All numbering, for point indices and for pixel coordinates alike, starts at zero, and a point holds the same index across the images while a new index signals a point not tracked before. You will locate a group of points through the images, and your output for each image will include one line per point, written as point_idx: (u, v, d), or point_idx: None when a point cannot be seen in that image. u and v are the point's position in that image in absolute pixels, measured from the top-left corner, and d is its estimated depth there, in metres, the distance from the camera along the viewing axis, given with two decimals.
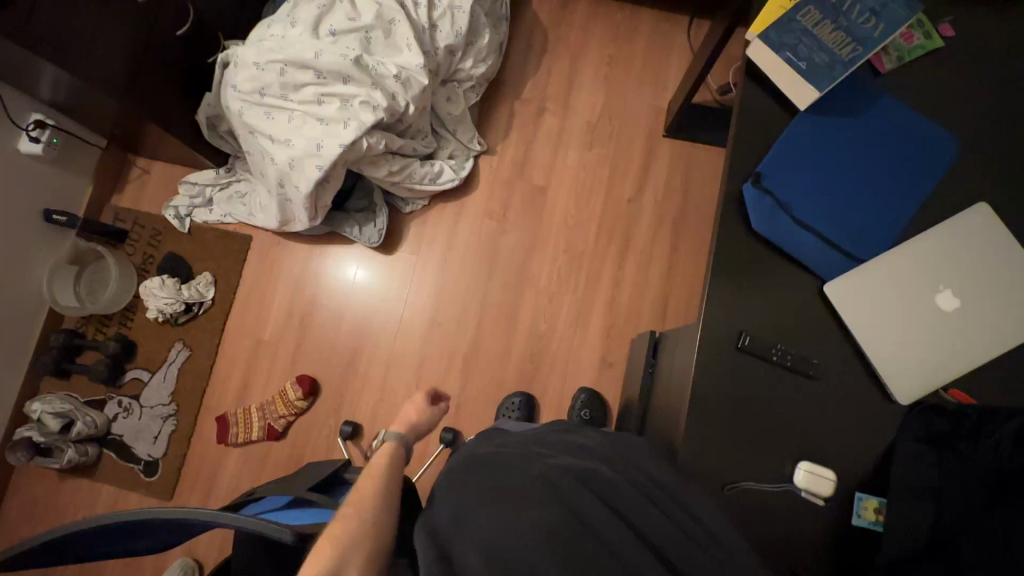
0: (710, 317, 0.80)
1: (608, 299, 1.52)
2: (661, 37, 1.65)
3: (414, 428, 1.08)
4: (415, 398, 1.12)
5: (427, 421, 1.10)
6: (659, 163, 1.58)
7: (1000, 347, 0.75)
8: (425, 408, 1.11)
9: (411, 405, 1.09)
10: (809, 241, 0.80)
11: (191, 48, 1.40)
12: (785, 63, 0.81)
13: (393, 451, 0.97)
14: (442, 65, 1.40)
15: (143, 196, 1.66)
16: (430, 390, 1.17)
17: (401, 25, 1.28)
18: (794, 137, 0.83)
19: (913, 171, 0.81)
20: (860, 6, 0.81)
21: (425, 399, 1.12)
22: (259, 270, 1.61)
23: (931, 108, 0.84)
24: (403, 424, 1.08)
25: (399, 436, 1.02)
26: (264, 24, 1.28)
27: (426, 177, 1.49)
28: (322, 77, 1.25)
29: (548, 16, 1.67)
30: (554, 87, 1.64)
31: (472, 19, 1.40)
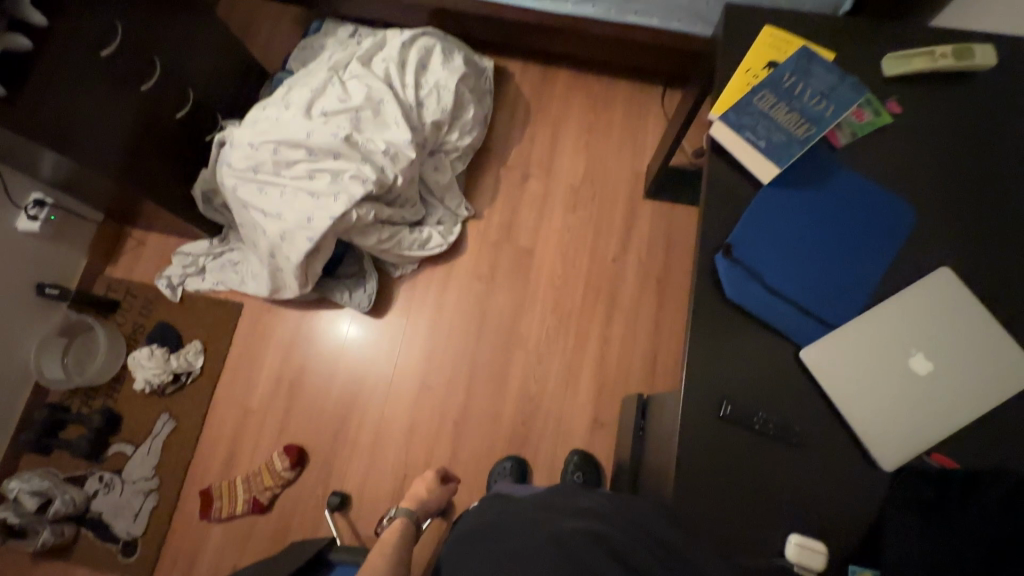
0: (691, 386, 0.81)
1: (597, 358, 1.53)
2: (637, 105, 1.75)
3: (422, 502, 1.27)
4: (428, 476, 1.34)
5: (434, 498, 1.29)
6: (641, 222, 1.64)
7: (975, 411, 0.76)
8: (434, 486, 1.32)
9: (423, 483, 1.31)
10: (780, 308, 0.83)
11: (189, 129, 1.48)
12: (745, 142, 0.86)
13: (401, 526, 1.14)
14: (429, 138, 1.47)
15: (137, 266, 1.69)
16: (440, 471, 1.39)
17: (389, 104, 1.36)
18: (760, 209, 0.87)
19: (875, 239, 0.85)
20: (811, 90, 0.87)
21: (435, 479, 1.34)
22: (250, 336, 1.61)
23: (888, 178, 0.88)
24: (413, 498, 1.28)
25: (408, 511, 1.20)
26: (259, 106, 1.34)
27: (415, 243, 1.53)
28: (313, 154, 1.31)
29: (530, 89, 1.78)
30: (538, 154, 1.72)
31: (457, 98, 1.49)
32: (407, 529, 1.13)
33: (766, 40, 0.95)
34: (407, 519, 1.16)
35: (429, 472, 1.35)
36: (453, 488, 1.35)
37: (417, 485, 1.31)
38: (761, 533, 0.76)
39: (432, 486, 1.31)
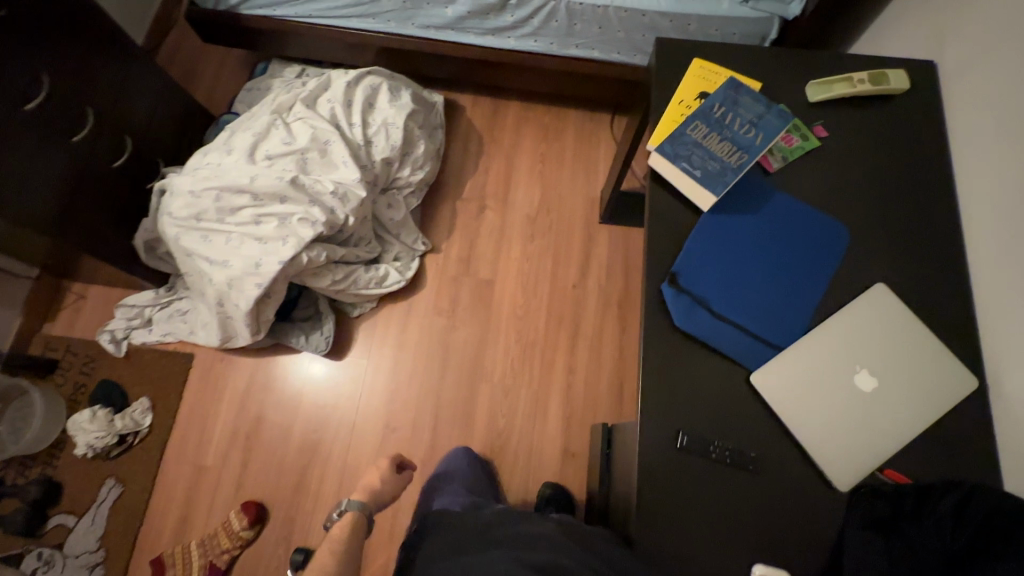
0: (647, 419, 0.80)
1: (563, 387, 1.52)
2: (587, 133, 1.79)
3: (377, 495, 1.19)
4: (382, 465, 1.24)
5: (390, 488, 1.21)
6: (598, 248, 1.66)
7: (920, 423, 0.78)
8: (390, 475, 1.22)
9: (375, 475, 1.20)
10: (728, 333, 0.83)
11: (129, 178, 1.43)
12: (683, 171, 0.88)
13: (353, 521, 1.10)
14: (380, 176, 1.46)
15: (77, 321, 1.60)
16: (396, 458, 1.27)
17: (336, 145, 1.34)
18: (701, 237, 0.88)
19: (813, 259, 0.88)
20: (740, 119, 0.90)
21: (390, 468, 1.24)
22: (202, 388, 1.54)
23: (820, 200, 0.91)
24: (366, 490, 1.18)
25: (361, 505, 1.15)
26: (199, 152, 1.29)
27: (371, 282, 1.50)
28: (258, 199, 1.26)
29: (482, 122, 1.80)
30: (493, 185, 1.73)
31: (407, 135, 1.49)
32: (359, 527, 1.10)
33: (696, 72, 0.98)
34: (359, 514, 1.12)
35: (384, 462, 1.25)
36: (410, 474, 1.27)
37: (370, 477, 1.21)
38: (725, 567, 0.74)
39: (386, 478, 1.21)
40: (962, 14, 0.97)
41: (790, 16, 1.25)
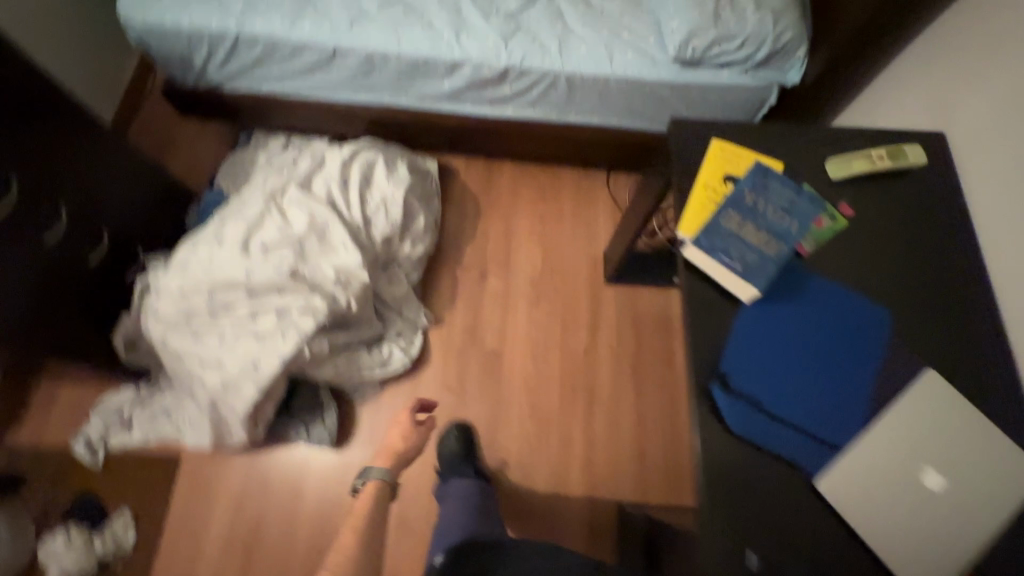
0: (713, 541, 0.74)
1: (584, 462, 1.46)
2: (584, 190, 1.76)
3: (400, 456, 1.20)
4: (402, 419, 1.24)
5: (412, 445, 1.22)
6: (606, 309, 1.62)
7: (998, 521, 0.74)
8: (412, 429, 1.23)
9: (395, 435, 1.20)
10: (787, 436, 0.79)
11: (106, 272, 1.31)
12: (722, 265, 0.84)
13: (377, 486, 1.12)
14: (380, 254, 1.39)
15: (45, 426, 1.44)
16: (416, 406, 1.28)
17: (335, 228, 1.27)
18: (745, 331, 0.85)
19: (859, 346, 0.85)
20: (773, 205, 0.88)
21: (409, 421, 1.24)
22: (192, 493, 1.40)
23: (857, 282, 0.89)
24: (388, 454, 1.19)
25: (384, 473, 1.15)
26: (187, 244, 1.19)
27: (375, 364, 1.42)
28: (254, 293, 1.18)
29: (477, 184, 1.76)
30: (493, 250, 1.68)
31: (406, 207, 1.44)
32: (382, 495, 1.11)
33: (718, 154, 0.96)
34: (381, 482, 1.13)
35: (403, 415, 1.25)
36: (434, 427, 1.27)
37: (392, 438, 1.21)
38: None
39: (407, 434, 1.22)
40: (965, 88, 0.98)
41: (787, 84, 1.27)
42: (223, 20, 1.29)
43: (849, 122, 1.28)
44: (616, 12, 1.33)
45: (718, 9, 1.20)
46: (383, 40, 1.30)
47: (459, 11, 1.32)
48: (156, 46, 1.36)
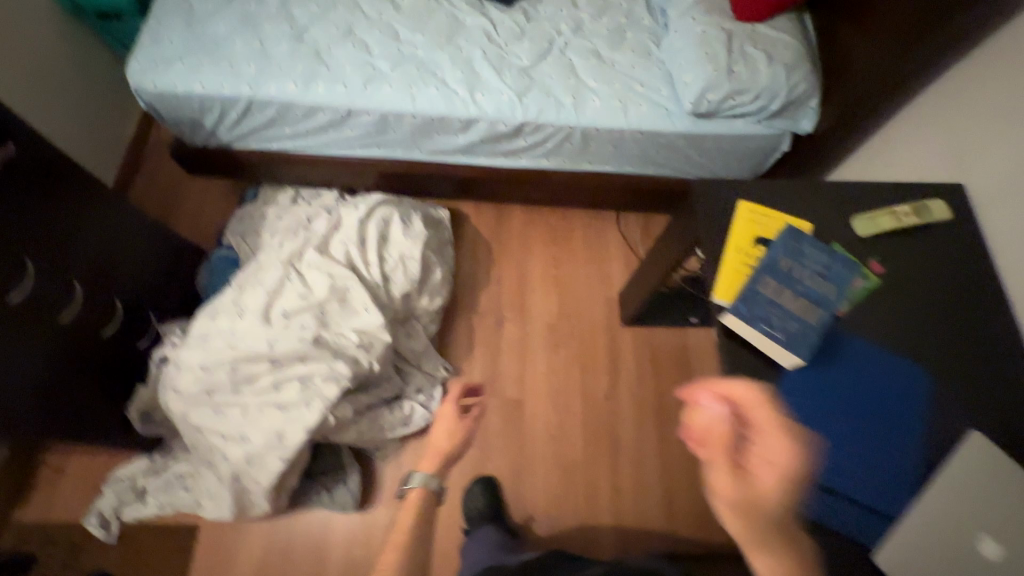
0: None
1: (612, 512, 1.43)
2: (595, 231, 1.77)
3: None
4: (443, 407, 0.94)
5: (458, 441, 0.93)
6: (625, 352, 1.62)
7: None
8: (456, 419, 0.93)
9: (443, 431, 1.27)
10: (839, 509, 0.79)
11: (120, 343, 1.28)
12: (763, 334, 0.84)
13: None
14: (399, 311, 1.37)
15: (55, 502, 1.39)
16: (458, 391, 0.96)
17: (355, 290, 1.25)
18: (789, 399, 0.85)
19: (903, 410, 0.84)
20: (808, 270, 0.88)
21: (452, 411, 0.94)
22: (210, 566, 1.35)
23: (893, 343, 0.90)
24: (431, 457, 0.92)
25: None
26: (207, 317, 1.17)
27: (397, 423, 1.38)
28: (278, 363, 1.16)
29: (488, 229, 1.75)
30: (508, 295, 1.67)
31: (424, 262, 1.42)
32: None
33: (748, 217, 0.97)
34: None
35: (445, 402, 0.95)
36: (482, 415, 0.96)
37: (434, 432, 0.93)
38: None
39: (451, 424, 0.93)
40: (975, 144, 1.00)
41: (801, 132, 1.28)
42: (235, 85, 1.29)
43: (862, 166, 1.29)
44: (626, 64, 1.35)
45: (730, 63, 1.21)
46: (396, 99, 1.30)
47: (471, 67, 1.33)
48: (166, 111, 1.35)
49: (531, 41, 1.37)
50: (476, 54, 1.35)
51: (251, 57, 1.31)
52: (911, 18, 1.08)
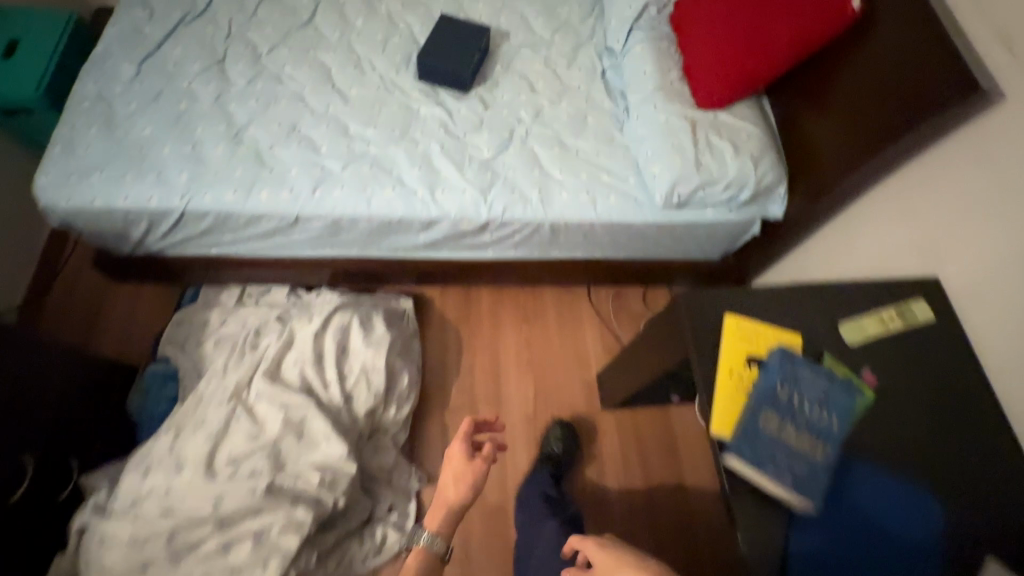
0: None
1: None
2: (568, 308, 1.69)
3: (451, 512, 0.99)
4: (459, 441, 1.03)
5: (470, 478, 1.00)
6: (608, 438, 1.53)
7: None
8: (467, 455, 1.01)
9: (450, 473, 1.00)
10: None
11: (34, 505, 1.09)
12: (772, 478, 0.78)
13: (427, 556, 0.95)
14: (365, 428, 1.24)
15: None
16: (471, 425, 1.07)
17: (314, 419, 1.12)
18: (803, 545, 0.78)
19: (923, 543, 0.79)
20: (808, 400, 0.83)
21: (465, 448, 1.02)
22: None
23: (898, 464, 0.84)
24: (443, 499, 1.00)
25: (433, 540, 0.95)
26: (139, 473, 1.02)
27: (368, 556, 1.23)
28: (226, 521, 1.00)
29: (456, 314, 1.65)
30: (482, 385, 1.57)
31: (389, 370, 1.31)
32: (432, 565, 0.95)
33: (736, 333, 0.92)
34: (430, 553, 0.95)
35: (459, 443, 1.02)
36: (495, 452, 1.03)
37: (448, 471, 1.01)
38: None
39: (462, 462, 1.01)
40: (908, 244, 1.04)
41: (771, 217, 1.26)
42: (165, 197, 1.15)
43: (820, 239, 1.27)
44: (592, 152, 1.31)
45: (698, 154, 1.18)
46: (350, 203, 1.19)
47: (430, 163, 1.25)
48: (86, 228, 1.20)
49: (491, 132, 1.31)
50: (434, 149, 1.27)
51: (183, 164, 1.18)
52: (863, 108, 1.06)
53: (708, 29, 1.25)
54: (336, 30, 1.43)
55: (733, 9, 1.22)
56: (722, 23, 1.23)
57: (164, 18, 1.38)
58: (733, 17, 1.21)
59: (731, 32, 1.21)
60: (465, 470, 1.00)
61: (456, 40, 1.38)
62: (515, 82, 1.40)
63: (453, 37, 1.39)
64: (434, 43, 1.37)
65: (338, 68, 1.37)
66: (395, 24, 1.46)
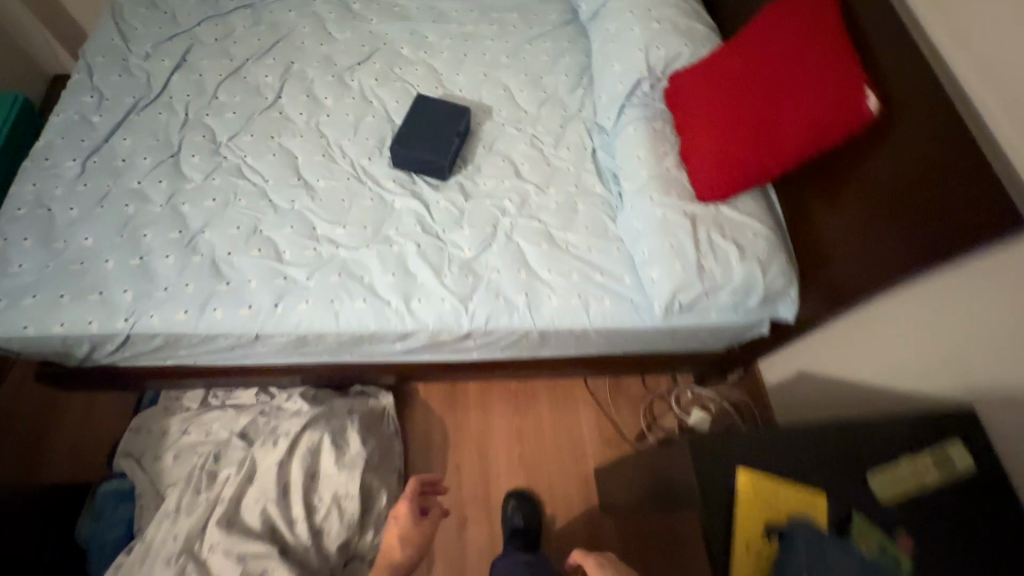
0: None
1: None
2: (562, 395, 1.57)
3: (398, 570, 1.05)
4: (406, 500, 1.13)
5: (419, 538, 1.10)
6: (608, 543, 1.41)
7: None
8: (416, 515, 1.11)
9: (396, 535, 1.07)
10: None
11: None
12: None
13: None
14: (338, 563, 1.12)
15: None
16: (419, 481, 1.20)
17: (278, 568, 1.00)
18: None
19: None
20: None
21: (414, 508, 1.12)
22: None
23: None
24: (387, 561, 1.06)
25: None
26: None
27: None
28: None
29: (441, 404, 1.54)
30: (470, 485, 1.45)
31: (365, 492, 1.19)
32: None
33: (750, 491, 0.80)
34: None
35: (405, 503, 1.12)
36: (441, 509, 1.17)
37: (390, 531, 1.09)
38: None
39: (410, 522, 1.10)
40: (937, 362, 0.96)
41: (783, 319, 1.14)
42: (107, 321, 1.03)
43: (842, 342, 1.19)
44: (583, 247, 1.20)
45: (700, 258, 1.07)
46: (316, 317, 1.07)
47: (405, 268, 1.14)
48: (23, 350, 1.07)
49: (472, 226, 1.20)
50: (410, 249, 1.16)
51: (128, 281, 1.06)
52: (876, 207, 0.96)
53: (713, 118, 1.15)
54: (304, 112, 1.32)
55: (739, 98, 1.12)
56: (728, 113, 1.13)
57: (114, 104, 1.26)
58: (739, 107, 1.11)
59: (737, 124, 1.11)
60: (408, 530, 1.09)
61: (432, 123, 1.27)
62: (498, 165, 1.30)
63: (429, 119, 1.27)
64: (409, 127, 1.26)
65: (306, 156, 1.26)
66: (369, 103, 1.36)
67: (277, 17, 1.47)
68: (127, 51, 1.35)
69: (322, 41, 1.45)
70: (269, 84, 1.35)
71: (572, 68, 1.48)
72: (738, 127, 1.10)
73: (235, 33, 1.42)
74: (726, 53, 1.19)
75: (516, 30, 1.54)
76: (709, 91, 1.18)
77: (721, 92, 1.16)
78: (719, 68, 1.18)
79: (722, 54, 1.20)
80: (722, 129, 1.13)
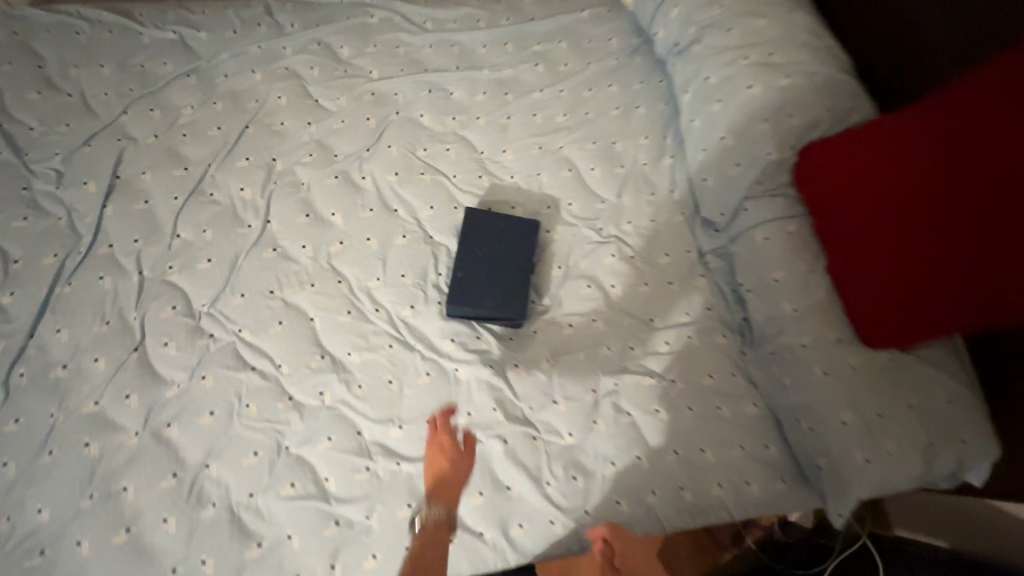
0: None
1: None
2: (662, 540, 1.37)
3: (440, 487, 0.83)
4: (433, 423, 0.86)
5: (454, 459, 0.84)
6: None
7: None
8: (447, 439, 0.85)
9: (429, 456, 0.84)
10: None
11: None
12: None
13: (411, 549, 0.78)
14: None
15: None
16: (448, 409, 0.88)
17: None
18: None
19: None
20: None
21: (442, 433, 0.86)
22: None
23: None
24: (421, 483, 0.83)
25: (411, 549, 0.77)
26: None
27: None
28: None
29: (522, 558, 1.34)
30: None
31: None
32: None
33: None
34: None
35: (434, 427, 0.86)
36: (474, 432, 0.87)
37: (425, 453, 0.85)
38: None
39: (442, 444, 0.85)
40: None
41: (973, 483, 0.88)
42: None
43: None
44: (713, 406, 0.94)
45: (871, 452, 0.83)
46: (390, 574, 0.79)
47: (496, 478, 0.86)
48: None
49: (568, 398, 0.92)
50: (496, 448, 0.87)
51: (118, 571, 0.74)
52: None
53: (878, 234, 0.87)
54: (308, 242, 0.95)
55: (892, 221, 0.85)
56: (886, 236, 0.86)
57: (30, 272, 0.86)
58: (890, 233, 0.85)
59: (891, 258, 0.85)
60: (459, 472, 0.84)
61: (503, 254, 0.93)
62: (583, 293, 0.98)
63: (498, 249, 0.94)
64: (473, 263, 0.93)
65: (325, 316, 0.91)
66: (394, 213, 0.99)
67: (238, 84, 1.04)
68: (27, 171, 0.92)
69: (308, 116, 1.03)
70: (248, 200, 0.96)
71: (651, 125, 1.12)
72: (890, 262, 0.85)
73: (182, 119, 1.00)
74: (877, 139, 0.89)
75: (569, 70, 1.14)
76: (871, 190, 0.88)
77: (891, 197, 0.86)
78: (869, 160, 0.89)
79: (891, 132, 0.88)
80: (894, 254, 0.85)
